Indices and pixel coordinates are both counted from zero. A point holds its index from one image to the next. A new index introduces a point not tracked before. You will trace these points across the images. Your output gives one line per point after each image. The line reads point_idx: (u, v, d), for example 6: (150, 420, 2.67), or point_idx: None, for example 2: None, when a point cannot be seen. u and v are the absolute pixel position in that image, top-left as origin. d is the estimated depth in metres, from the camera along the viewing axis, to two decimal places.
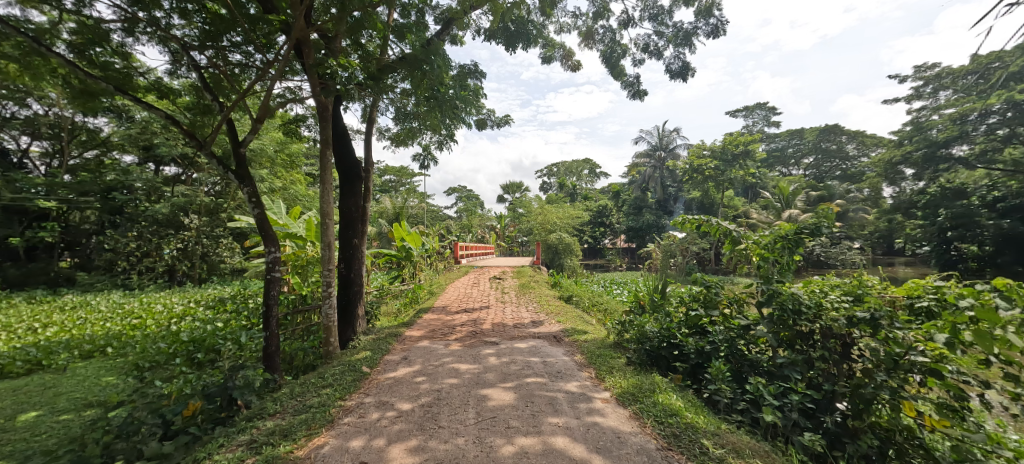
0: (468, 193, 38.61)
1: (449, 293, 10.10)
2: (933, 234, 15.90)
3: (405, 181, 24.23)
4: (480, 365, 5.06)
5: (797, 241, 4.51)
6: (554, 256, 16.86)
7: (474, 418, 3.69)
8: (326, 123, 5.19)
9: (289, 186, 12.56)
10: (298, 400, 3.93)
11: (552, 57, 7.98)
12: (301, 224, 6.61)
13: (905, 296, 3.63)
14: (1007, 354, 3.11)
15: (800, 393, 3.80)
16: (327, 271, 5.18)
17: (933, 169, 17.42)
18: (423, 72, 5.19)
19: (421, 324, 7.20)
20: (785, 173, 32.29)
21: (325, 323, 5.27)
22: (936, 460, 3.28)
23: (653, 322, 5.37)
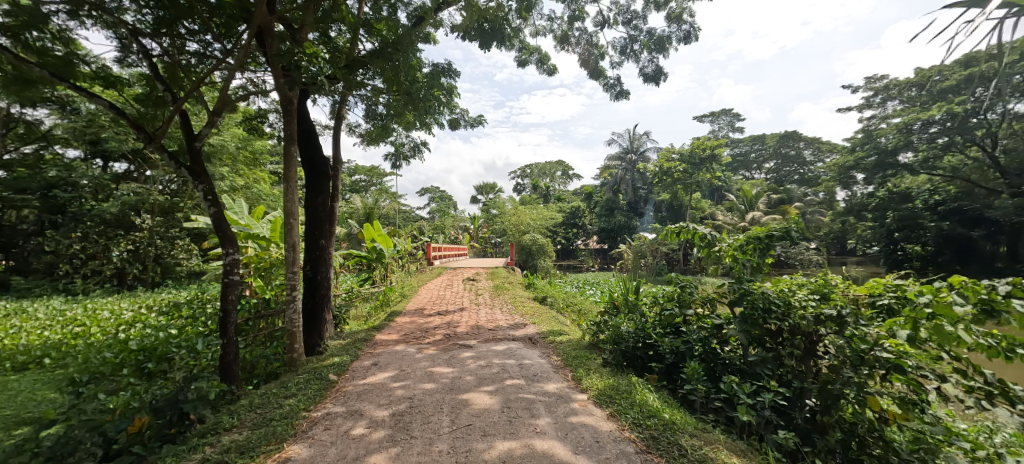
0: (441, 194, 38.20)
1: (421, 295, 9.88)
2: (882, 235, 17.18)
3: (376, 181, 23.68)
4: (457, 369, 4.93)
5: (768, 243, 4.61)
6: (528, 257, 16.86)
7: (448, 426, 3.55)
8: (291, 118, 4.93)
9: (251, 185, 12.00)
10: (258, 412, 3.70)
11: (528, 60, 7.93)
12: (264, 224, 6.26)
13: (867, 294, 3.77)
14: (957, 350, 3.28)
15: (772, 391, 3.86)
16: (291, 274, 4.91)
17: (881, 174, 18.44)
18: (395, 68, 5.03)
19: (393, 328, 6.97)
20: (748, 177, 33.60)
21: (289, 329, 4.99)
22: (896, 451, 3.41)
23: (629, 322, 5.39)
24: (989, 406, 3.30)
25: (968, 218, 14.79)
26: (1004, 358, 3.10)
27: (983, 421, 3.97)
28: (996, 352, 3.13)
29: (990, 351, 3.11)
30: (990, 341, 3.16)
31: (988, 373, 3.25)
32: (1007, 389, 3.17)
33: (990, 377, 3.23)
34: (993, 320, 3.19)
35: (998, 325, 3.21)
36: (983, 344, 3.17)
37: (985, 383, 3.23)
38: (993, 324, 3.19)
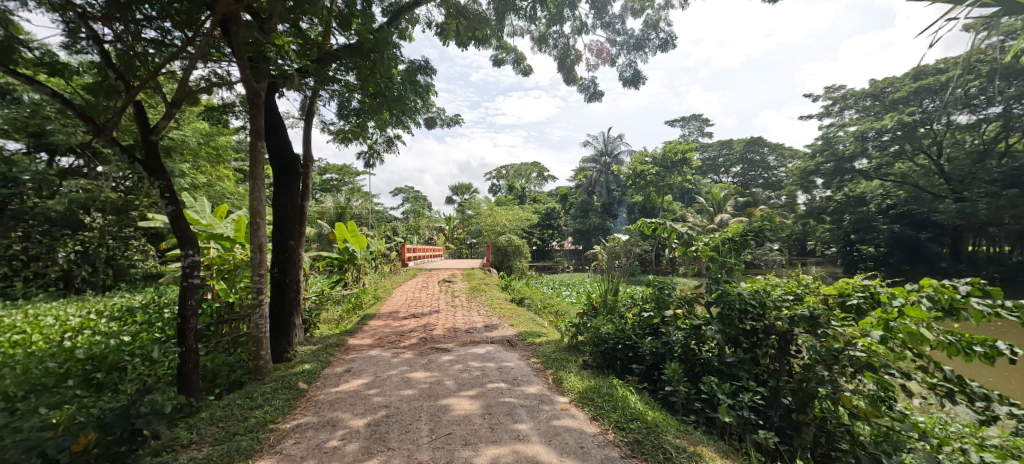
0: (415, 194, 37.60)
1: (396, 297, 9.64)
2: (840, 236, 18.50)
3: (348, 180, 23.03)
4: (436, 374, 4.80)
5: (743, 243, 4.67)
6: (504, 258, 16.76)
7: (428, 436, 3.41)
8: (258, 112, 4.66)
9: (214, 182, 11.44)
10: (220, 426, 3.47)
11: (504, 60, 7.85)
12: (228, 223, 5.90)
13: (837, 294, 3.87)
14: (920, 348, 3.41)
15: (750, 391, 3.93)
16: (258, 277, 4.65)
17: (839, 179, 19.31)
18: (371, 67, 4.86)
19: (367, 331, 6.76)
20: (716, 180, 34.57)
21: (254, 335, 4.73)
22: (861, 445, 3.53)
23: (608, 323, 5.41)
24: (949, 402, 3.44)
25: (916, 222, 16.61)
26: (963, 355, 3.24)
27: (941, 415, 4.16)
28: (956, 350, 3.27)
29: (950, 348, 3.25)
30: (949, 338, 3.30)
31: (947, 370, 3.39)
32: (967, 386, 3.30)
33: (949, 373, 3.37)
34: (951, 318, 3.33)
35: (954, 323, 3.36)
36: (943, 341, 3.31)
37: (945, 379, 3.37)
38: (950, 323, 3.33)
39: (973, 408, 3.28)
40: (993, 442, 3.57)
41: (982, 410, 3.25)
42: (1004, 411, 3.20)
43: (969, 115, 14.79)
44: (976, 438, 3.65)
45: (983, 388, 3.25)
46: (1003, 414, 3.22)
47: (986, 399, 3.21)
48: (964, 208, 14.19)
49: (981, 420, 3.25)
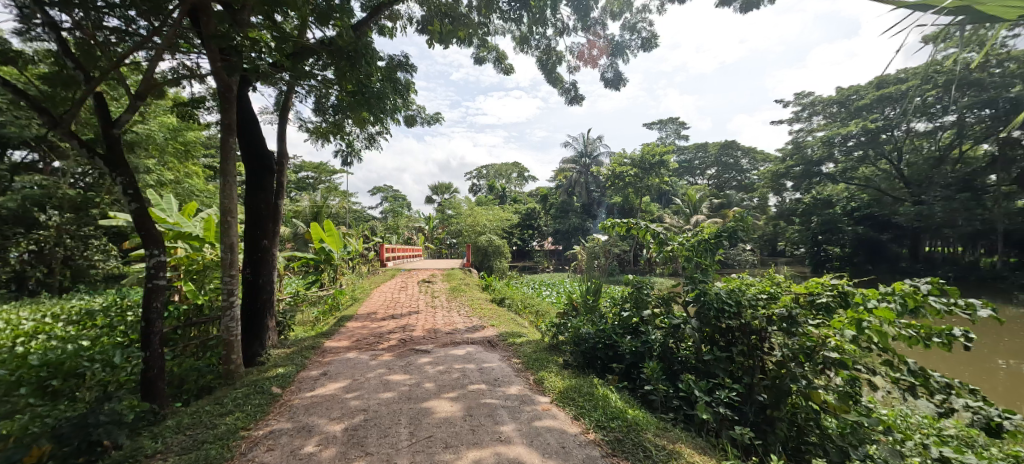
0: (395, 194, 37.04)
1: (374, 298, 9.48)
2: (808, 237, 19.22)
3: (325, 179, 22.52)
4: (416, 376, 4.71)
5: (717, 243, 4.74)
6: (484, 258, 16.70)
7: (407, 439, 3.34)
8: (230, 106, 4.48)
9: (181, 179, 10.97)
10: (187, 434, 3.31)
11: (486, 58, 7.80)
12: (197, 222, 5.65)
13: (807, 293, 3.90)
14: (886, 343, 3.51)
15: (727, 388, 4.02)
16: (229, 278, 4.47)
17: (808, 182, 19.98)
18: (351, 64, 4.74)
19: (345, 333, 6.60)
20: (692, 182, 35.26)
21: (225, 338, 4.55)
22: (830, 438, 3.62)
23: (589, 323, 5.44)
24: (911, 395, 3.55)
25: (878, 223, 17.47)
26: (923, 347, 3.36)
27: (902, 407, 4.32)
28: (916, 342, 3.39)
29: (911, 341, 3.36)
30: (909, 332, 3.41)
31: (911, 363, 3.49)
32: (928, 379, 3.41)
33: (913, 367, 3.47)
34: (912, 315, 3.43)
35: (915, 318, 3.48)
36: (904, 335, 3.42)
37: (909, 372, 3.47)
38: (911, 318, 3.44)
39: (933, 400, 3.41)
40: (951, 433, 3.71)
41: (941, 402, 3.38)
42: (962, 402, 3.33)
43: (926, 122, 15.57)
44: (934, 429, 3.80)
45: (943, 380, 3.36)
46: (960, 406, 3.35)
47: (945, 391, 3.33)
48: (922, 211, 14.98)
49: (940, 412, 3.38)
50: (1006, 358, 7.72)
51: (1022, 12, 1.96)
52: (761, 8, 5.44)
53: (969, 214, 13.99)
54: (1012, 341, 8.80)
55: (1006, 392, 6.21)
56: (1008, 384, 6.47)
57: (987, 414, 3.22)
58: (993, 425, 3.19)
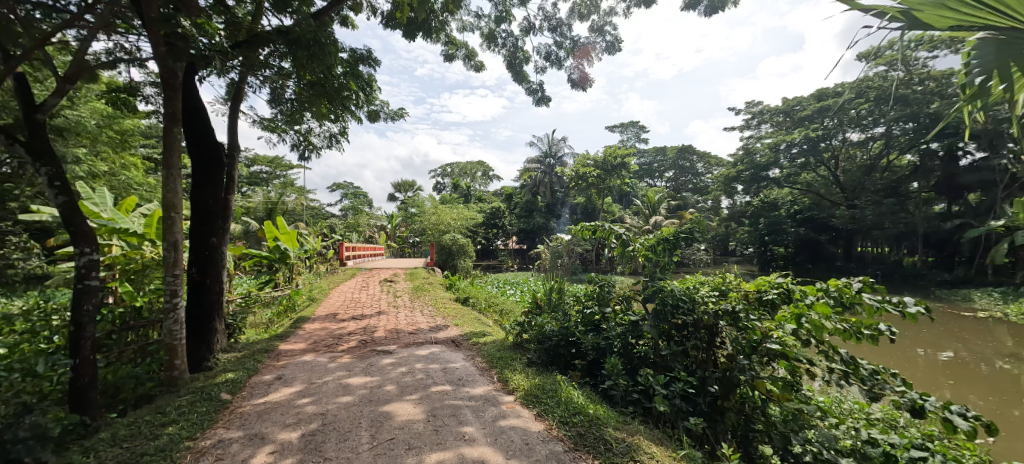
0: (355, 191, 35.94)
1: (333, 299, 9.13)
2: (757, 238, 20.30)
3: (280, 174, 21.49)
4: (378, 378, 4.58)
5: (675, 243, 4.85)
6: (448, 257, 16.46)
7: (368, 442, 3.23)
8: (174, 94, 4.15)
9: (117, 171, 10.13)
10: (124, 447, 3.04)
11: (454, 55, 7.67)
12: (137, 217, 5.23)
13: (756, 290, 4.07)
14: (822, 336, 3.68)
15: (682, 380, 4.18)
16: (172, 278, 4.15)
17: (756, 186, 21.08)
18: (310, 55, 4.46)
19: (301, 335, 6.31)
20: (651, 184, 36.35)
21: (166, 342, 4.23)
22: (774, 425, 3.77)
23: (552, 321, 5.49)
24: (844, 382, 3.76)
25: (817, 225, 18.52)
26: (856, 340, 3.56)
27: (835, 395, 4.55)
28: (850, 335, 3.60)
29: (845, 334, 3.56)
30: (844, 326, 3.60)
31: (844, 353, 3.72)
32: (858, 367, 3.65)
33: (846, 356, 3.70)
34: (847, 309, 3.63)
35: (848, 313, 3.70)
36: (839, 329, 3.61)
37: (842, 361, 3.69)
38: (846, 313, 3.64)
39: (864, 387, 3.63)
40: (877, 416, 3.95)
41: (871, 388, 3.59)
42: (888, 387, 3.58)
43: (860, 133, 16.85)
44: (862, 413, 4.03)
45: (871, 368, 3.62)
46: (887, 391, 3.59)
47: (873, 378, 3.57)
48: (856, 214, 16.22)
49: (871, 397, 3.60)
50: (926, 348, 8.49)
51: (951, 22, 2.01)
52: (723, 13, 5.64)
53: (894, 218, 15.38)
54: (933, 333, 9.67)
55: (925, 377, 6.82)
56: (925, 371, 7.11)
57: (911, 397, 3.45)
58: (917, 406, 3.41)
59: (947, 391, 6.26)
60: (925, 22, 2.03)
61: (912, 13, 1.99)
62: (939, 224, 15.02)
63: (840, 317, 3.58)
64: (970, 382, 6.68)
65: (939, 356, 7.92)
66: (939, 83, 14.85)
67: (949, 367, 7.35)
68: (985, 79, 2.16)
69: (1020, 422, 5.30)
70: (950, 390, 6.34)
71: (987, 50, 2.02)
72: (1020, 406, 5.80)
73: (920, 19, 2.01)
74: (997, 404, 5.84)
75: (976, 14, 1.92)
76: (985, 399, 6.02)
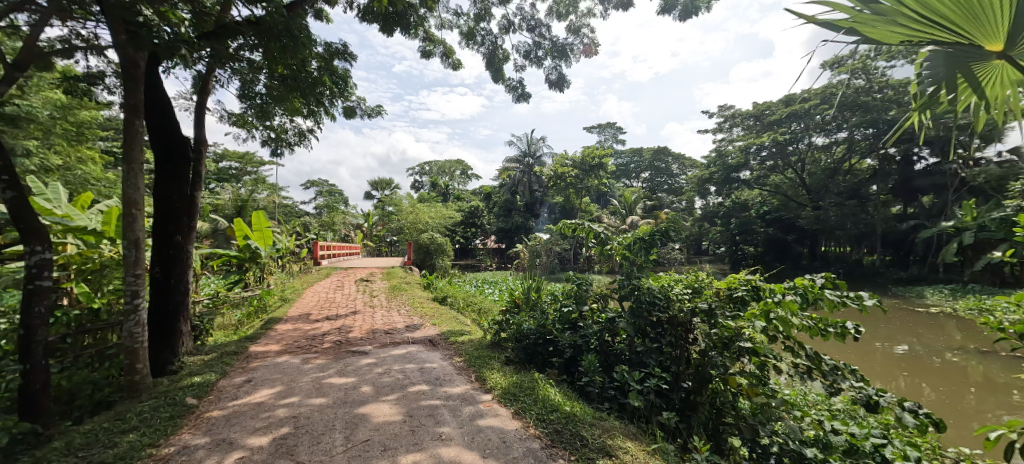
0: (330, 188, 35.20)
1: (306, 299, 8.91)
2: (728, 237, 20.87)
3: (251, 170, 20.85)
4: (354, 378, 4.49)
5: (651, 242, 4.90)
6: (426, 257, 16.30)
7: (342, 445, 3.16)
8: (137, 85, 3.94)
9: (73, 165, 9.60)
10: (79, 457, 2.86)
11: (432, 52, 7.58)
12: (94, 214, 4.95)
13: (727, 288, 4.16)
14: (790, 332, 3.78)
15: (656, 377, 4.26)
16: (133, 279, 3.95)
17: (728, 187, 21.69)
18: (282, 48, 4.31)
19: (272, 337, 6.12)
20: (628, 185, 36.92)
21: (127, 346, 4.01)
22: (743, 419, 3.84)
23: (530, 319, 5.50)
24: (807, 377, 3.89)
25: (785, 225, 19.22)
26: (821, 337, 3.66)
27: (801, 387, 4.71)
28: (816, 332, 3.65)
29: (811, 331, 3.65)
30: (810, 323, 3.68)
31: (808, 348, 3.84)
32: (820, 362, 3.79)
33: (810, 351, 3.83)
34: (812, 306, 3.73)
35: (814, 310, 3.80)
36: (806, 325, 3.68)
37: (806, 356, 3.81)
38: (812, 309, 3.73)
39: (825, 381, 3.77)
40: (838, 407, 4.12)
41: (832, 383, 3.75)
42: (847, 382, 3.72)
43: (824, 137, 17.56)
44: (826, 405, 4.16)
45: (832, 363, 3.75)
46: (846, 386, 3.72)
47: (833, 373, 3.72)
48: (820, 216, 16.92)
49: (830, 391, 3.74)
50: (883, 342, 8.90)
51: (900, 39, 1.99)
52: (697, 19, 5.75)
53: (856, 219, 16.12)
54: (890, 328, 10.17)
55: (882, 370, 7.16)
56: (882, 364, 7.46)
57: (867, 393, 3.61)
58: (872, 402, 3.56)
59: (902, 383, 6.59)
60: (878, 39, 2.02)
61: (862, 32, 1.97)
62: (896, 225, 15.81)
63: (805, 314, 3.68)
64: (923, 374, 7.04)
65: (895, 350, 8.33)
66: (896, 91, 15.58)
67: (905, 360, 7.73)
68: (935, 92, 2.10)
69: (967, 411, 5.62)
70: (905, 382, 6.67)
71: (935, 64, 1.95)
72: (968, 395, 6.14)
73: (869, 32, 1.96)
74: (946, 394, 6.17)
75: (924, 31, 1.90)
76: (936, 389, 6.36)
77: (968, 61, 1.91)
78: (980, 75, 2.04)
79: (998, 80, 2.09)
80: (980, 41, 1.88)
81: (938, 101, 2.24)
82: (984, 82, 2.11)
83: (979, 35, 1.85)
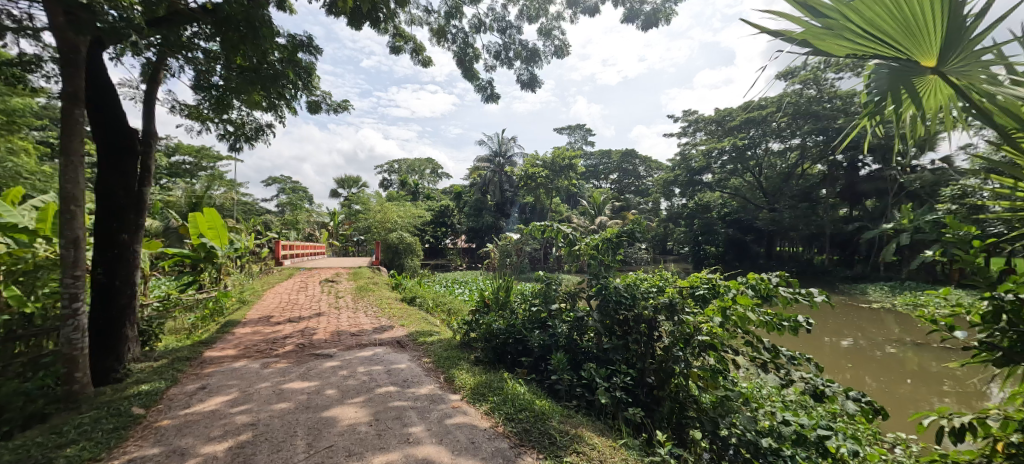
0: (294, 185, 33.99)
1: (267, 301, 8.55)
2: (691, 238, 21.59)
3: (206, 165, 19.83)
4: (318, 382, 4.33)
5: (617, 243, 4.99)
6: (394, 256, 15.99)
7: (304, 451, 3.03)
8: (76, 72, 3.64)
9: (4, 157, 8.84)
10: None
11: (402, 48, 7.43)
12: (27, 210, 4.56)
13: (689, 286, 4.26)
14: (747, 327, 3.90)
15: (622, 373, 4.34)
16: (72, 281, 3.65)
17: (692, 189, 22.42)
18: (240, 38, 4.10)
19: (230, 340, 5.84)
20: (597, 186, 37.54)
21: (64, 354, 3.72)
22: (704, 411, 3.98)
23: (500, 319, 5.48)
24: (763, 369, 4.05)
25: (744, 226, 20.06)
26: (777, 331, 3.79)
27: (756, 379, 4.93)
28: (771, 326, 3.79)
29: (767, 325, 3.77)
30: (766, 318, 3.81)
31: (766, 342, 3.98)
32: (776, 355, 3.95)
33: (768, 345, 3.97)
34: (767, 302, 3.87)
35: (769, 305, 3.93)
36: (762, 320, 3.79)
37: (764, 350, 3.96)
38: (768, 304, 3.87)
39: (779, 373, 3.97)
40: (790, 398, 4.34)
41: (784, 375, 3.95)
42: (797, 373, 3.91)
43: (780, 143, 18.42)
44: (778, 396, 4.38)
45: (788, 354, 3.92)
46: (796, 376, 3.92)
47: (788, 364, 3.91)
48: (776, 218, 17.75)
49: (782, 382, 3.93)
50: (831, 335, 9.46)
51: (846, 51, 2.07)
52: (660, 27, 5.88)
53: (809, 221, 17.00)
54: (838, 323, 10.79)
55: (830, 362, 7.61)
56: (830, 356, 7.94)
57: (815, 383, 3.80)
58: (819, 392, 3.77)
59: (848, 374, 7.01)
60: (826, 51, 2.10)
61: (814, 42, 2.05)
62: (843, 227, 16.80)
63: (761, 309, 3.80)
64: (866, 365, 7.51)
65: (841, 343, 8.86)
66: (844, 101, 16.55)
67: (850, 352, 8.24)
68: (880, 102, 2.18)
69: (904, 399, 6.02)
70: (850, 373, 7.10)
71: (881, 77, 1.99)
72: (905, 384, 6.59)
73: (818, 44, 2.05)
74: (887, 383, 6.61)
75: (869, 44, 1.99)
76: (877, 379, 6.80)
77: (908, 77, 1.98)
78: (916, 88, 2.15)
79: (934, 94, 2.19)
80: (916, 58, 1.96)
81: (882, 110, 2.34)
82: (922, 95, 2.21)
83: (916, 50, 1.94)
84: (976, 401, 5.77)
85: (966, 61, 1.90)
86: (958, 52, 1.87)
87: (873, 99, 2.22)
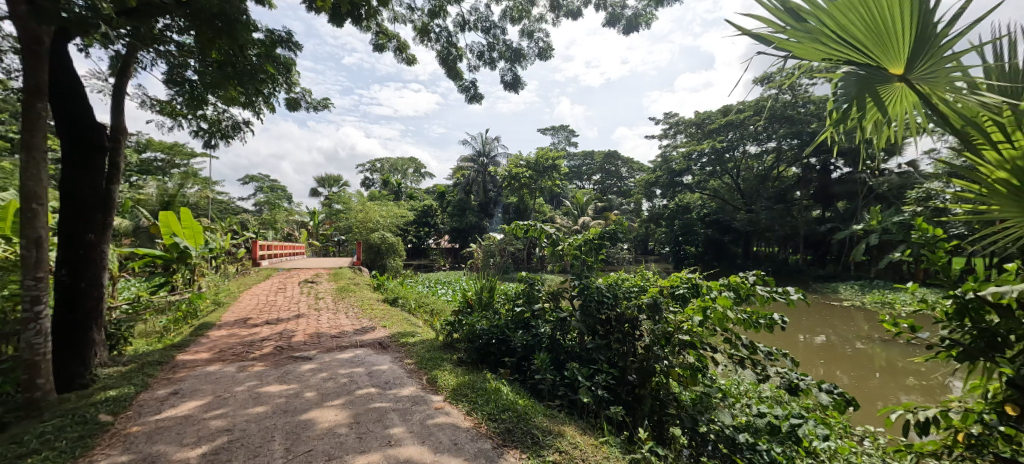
0: (272, 184, 33.27)
1: (243, 303, 8.32)
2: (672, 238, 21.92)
3: (180, 163, 19.23)
4: (296, 385, 4.24)
5: (599, 244, 5.04)
6: (376, 256, 15.78)
7: (282, 456, 2.95)
8: (39, 63, 3.48)
9: None
10: None
11: (385, 46, 7.34)
12: None
13: (670, 286, 4.31)
14: (726, 325, 3.97)
15: (604, 372, 4.35)
16: (34, 282, 3.48)
17: (672, 190, 22.78)
18: (216, 32, 3.99)
19: (204, 344, 5.66)
20: (580, 186, 37.82)
21: (25, 359, 3.54)
22: (683, 408, 4.03)
23: (483, 320, 5.45)
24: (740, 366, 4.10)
25: (722, 227, 20.47)
26: (753, 328, 3.87)
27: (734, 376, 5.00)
28: (748, 324, 3.87)
29: (744, 323, 3.85)
30: (744, 316, 3.89)
31: (744, 338, 4.04)
32: (754, 351, 4.01)
33: (745, 341, 4.03)
34: (745, 300, 3.95)
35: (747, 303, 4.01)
36: (740, 319, 3.88)
37: (742, 346, 4.02)
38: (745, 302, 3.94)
39: (755, 369, 4.02)
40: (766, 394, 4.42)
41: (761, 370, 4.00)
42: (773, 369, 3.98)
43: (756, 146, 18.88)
44: (755, 392, 4.46)
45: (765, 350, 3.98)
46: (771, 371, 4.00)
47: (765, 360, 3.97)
48: (753, 219, 18.18)
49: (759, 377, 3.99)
50: (805, 333, 9.73)
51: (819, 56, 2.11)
52: (641, 32, 5.95)
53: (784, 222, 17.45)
54: (811, 321, 11.11)
55: (803, 358, 7.83)
56: (803, 352, 8.17)
57: (790, 377, 3.86)
58: (793, 385, 3.83)
59: (820, 370, 7.23)
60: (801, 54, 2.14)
61: (790, 45, 2.09)
62: (816, 227, 17.31)
63: (739, 308, 3.87)
64: (838, 361, 7.75)
65: (815, 340, 9.12)
66: (818, 107, 17.08)
67: (823, 349, 8.48)
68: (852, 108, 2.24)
69: (874, 393, 6.22)
70: (823, 369, 7.31)
71: (850, 83, 2.09)
72: (874, 379, 6.82)
73: (794, 47, 2.09)
74: (857, 378, 6.83)
75: (841, 51, 2.04)
76: (848, 374, 7.01)
77: (876, 84, 2.06)
78: (884, 95, 2.21)
79: (901, 101, 2.28)
80: (886, 64, 2.03)
81: (853, 115, 2.40)
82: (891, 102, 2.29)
83: (885, 57, 2.00)
84: (939, 395, 6.01)
85: (933, 68, 1.94)
86: (924, 59, 1.91)
87: (847, 104, 2.28)
